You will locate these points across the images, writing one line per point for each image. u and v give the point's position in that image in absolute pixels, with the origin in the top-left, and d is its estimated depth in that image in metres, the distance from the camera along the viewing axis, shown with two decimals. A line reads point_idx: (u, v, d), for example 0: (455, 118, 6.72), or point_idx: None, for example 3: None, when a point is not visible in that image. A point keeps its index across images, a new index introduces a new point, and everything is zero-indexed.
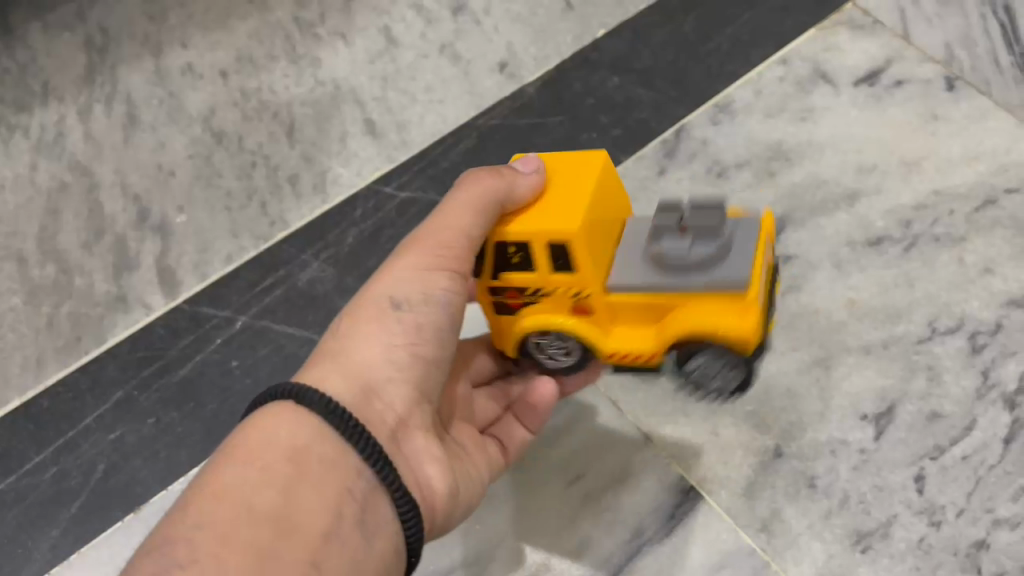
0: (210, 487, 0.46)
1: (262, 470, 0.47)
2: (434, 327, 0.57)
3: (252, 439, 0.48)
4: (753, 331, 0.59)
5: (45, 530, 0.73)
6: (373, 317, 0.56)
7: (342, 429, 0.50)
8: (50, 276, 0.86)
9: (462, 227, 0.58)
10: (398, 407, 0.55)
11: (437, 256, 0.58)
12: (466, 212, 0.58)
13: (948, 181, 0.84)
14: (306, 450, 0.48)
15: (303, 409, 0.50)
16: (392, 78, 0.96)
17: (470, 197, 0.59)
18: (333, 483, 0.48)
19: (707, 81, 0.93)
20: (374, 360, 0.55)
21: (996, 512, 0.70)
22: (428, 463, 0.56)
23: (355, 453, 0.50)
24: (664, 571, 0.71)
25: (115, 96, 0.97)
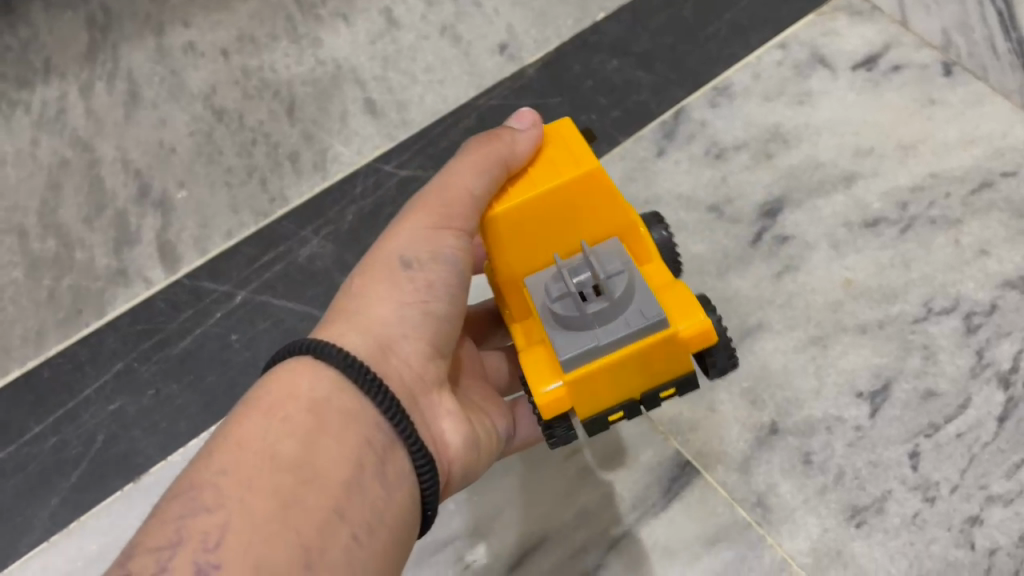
0: (232, 439, 0.46)
1: (283, 421, 0.46)
2: (446, 284, 0.58)
3: (270, 391, 0.48)
4: (556, 408, 0.52)
5: (45, 499, 0.75)
6: (385, 276, 0.56)
7: (360, 381, 0.50)
8: (51, 250, 0.86)
9: (467, 184, 0.56)
10: (412, 363, 0.55)
11: (441, 214, 0.57)
12: (472, 170, 0.56)
13: (944, 164, 0.84)
14: (325, 403, 0.48)
15: (321, 361, 0.50)
16: (393, 59, 0.96)
17: (476, 155, 0.57)
18: (353, 433, 0.47)
19: (706, 64, 0.94)
20: (386, 318, 0.55)
21: (989, 488, 0.70)
22: (443, 418, 0.57)
23: (374, 405, 0.50)
24: (660, 542, 0.72)
25: (116, 74, 0.97)
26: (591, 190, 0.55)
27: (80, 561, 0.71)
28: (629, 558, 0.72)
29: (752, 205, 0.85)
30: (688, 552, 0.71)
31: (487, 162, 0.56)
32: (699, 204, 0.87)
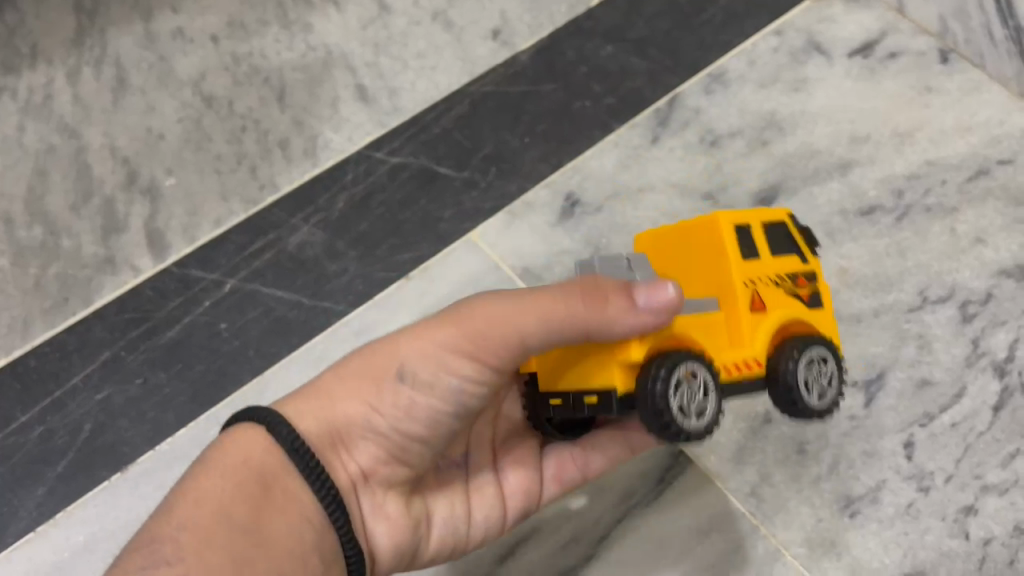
0: (189, 493, 0.48)
1: (236, 485, 0.48)
2: (430, 409, 0.55)
3: (230, 455, 0.50)
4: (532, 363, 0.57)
5: (31, 489, 0.75)
6: (374, 377, 0.55)
7: (301, 466, 0.51)
8: (38, 238, 0.85)
9: (520, 327, 0.51)
10: (364, 468, 0.56)
11: (464, 341, 0.53)
12: (534, 315, 0.51)
13: (940, 152, 0.83)
14: (274, 476, 0.50)
15: (272, 439, 0.51)
16: (384, 44, 0.94)
17: (550, 305, 0.50)
18: (295, 513, 0.49)
19: (701, 50, 0.92)
20: (351, 422, 0.55)
21: (984, 478, 0.71)
22: (382, 521, 0.57)
23: (311, 492, 0.51)
24: (653, 533, 0.72)
25: (104, 59, 0.95)
26: (708, 231, 0.53)
27: (67, 552, 0.72)
28: (622, 549, 0.72)
29: (747, 191, 0.84)
30: (683, 543, 0.71)
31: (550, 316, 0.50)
32: (694, 191, 0.85)
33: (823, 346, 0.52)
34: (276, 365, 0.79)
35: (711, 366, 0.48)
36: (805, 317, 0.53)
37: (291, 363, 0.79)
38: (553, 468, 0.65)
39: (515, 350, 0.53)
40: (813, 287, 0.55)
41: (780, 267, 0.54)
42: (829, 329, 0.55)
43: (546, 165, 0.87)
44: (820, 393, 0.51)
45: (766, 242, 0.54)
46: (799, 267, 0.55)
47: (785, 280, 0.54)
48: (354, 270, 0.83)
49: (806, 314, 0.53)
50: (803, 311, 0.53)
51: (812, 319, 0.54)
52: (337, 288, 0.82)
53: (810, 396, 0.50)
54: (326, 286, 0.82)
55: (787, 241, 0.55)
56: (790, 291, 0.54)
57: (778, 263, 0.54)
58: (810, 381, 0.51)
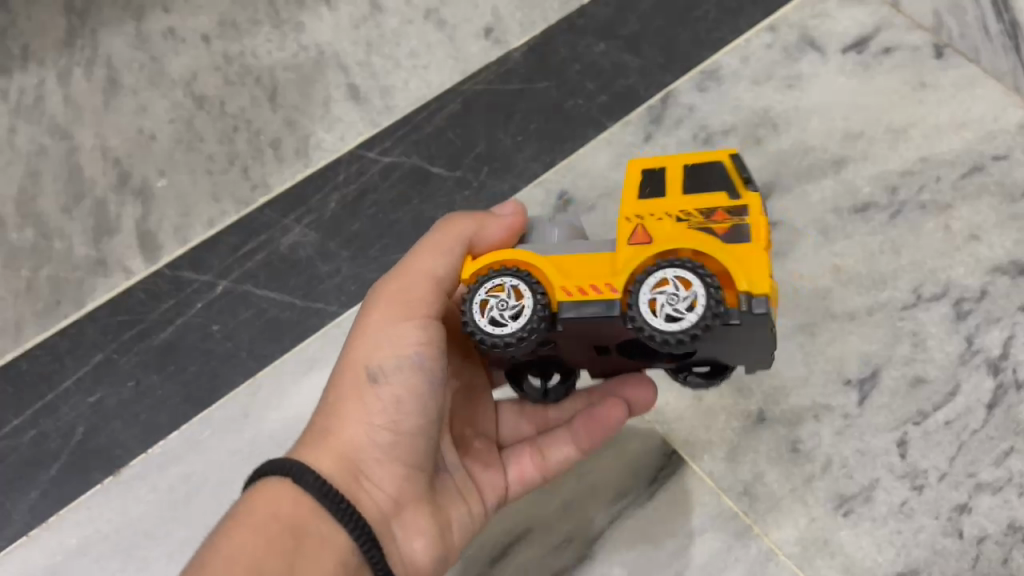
0: (219, 551, 0.48)
1: (270, 542, 0.48)
2: (415, 397, 0.55)
3: (260, 511, 0.50)
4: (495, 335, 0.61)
5: (25, 492, 0.75)
6: (354, 391, 0.55)
7: (334, 510, 0.52)
8: (29, 240, 0.85)
9: (429, 268, 0.58)
10: (386, 489, 0.55)
11: (399, 307, 0.57)
12: (433, 253, 0.58)
13: (934, 148, 0.83)
14: (304, 524, 0.50)
15: (301, 488, 0.51)
16: (376, 43, 0.94)
17: (441, 235, 0.59)
18: (330, 558, 0.50)
19: (694, 46, 0.92)
20: (356, 441, 0.55)
21: (977, 476, 0.70)
22: (414, 537, 0.57)
23: (346, 532, 0.52)
24: (646, 533, 0.72)
25: (95, 59, 0.94)
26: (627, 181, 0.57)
27: (60, 555, 0.72)
28: (615, 549, 0.72)
29: None
30: (675, 542, 0.71)
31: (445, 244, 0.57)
32: None
33: (690, 270, 0.46)
34: (268, 367, 0.79)
35: (531, 281, 0.50)
36: (708, 246, 0.49)
37: (285, 363, 0.78)
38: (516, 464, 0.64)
39: (438, 292, 0.57)
40: (737, 220, 0.51)
41: (688, 203, 0.53)
42: (753, 261, 0.48)
43: (538, 163, 0.87)
44: (681, 314, 0.46)
45: (679, 186, 0.54)
46: (720, 201, 0.52)
47: (691, 215, 0.51)
48: (346, 271, 0.83)
49: (710, 241, 0.49)
50: (704, 237, 0.49)
51: (711, 246, 0.49)
52: (330, 288, 0.82)
53: (660, 317, 0.46)
54: (318, 287, 0.82)
55: (713, 181, 0.54)
56: (700, 225, 0.51)
57: (692, 201, 0.53)
58: (663, 305, 0.46)
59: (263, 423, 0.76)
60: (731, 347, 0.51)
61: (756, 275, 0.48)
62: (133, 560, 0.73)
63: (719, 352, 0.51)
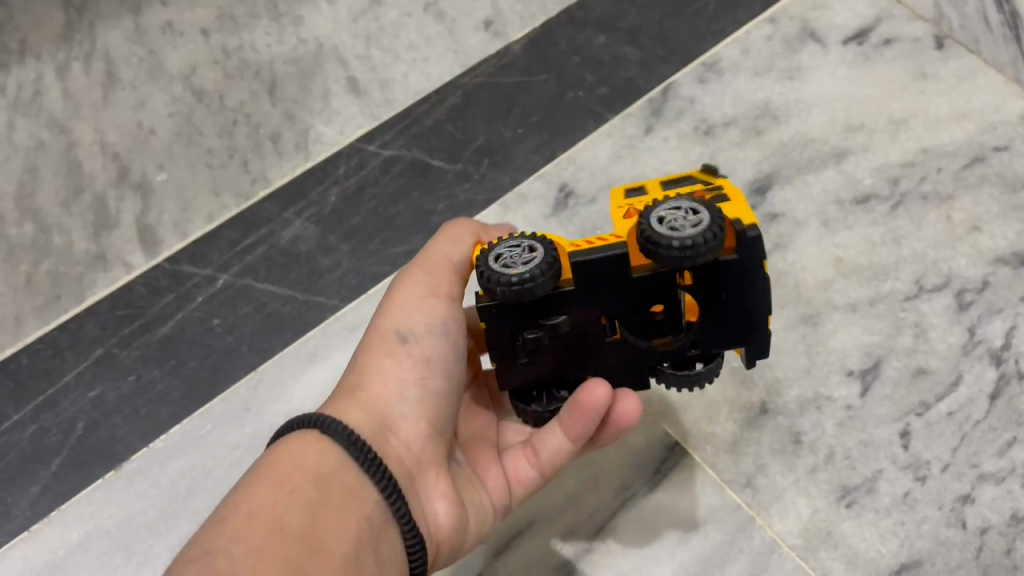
0: (243, 500, 0.46)
1: (292, 492, 0.47)
2: (443, 360, 0.59)
3: (282, 465, 0.49)
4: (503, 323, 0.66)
5: (26, 487, 0.75)
6: (384, 352, 0.58)
7: (361, 460, 0.51)
8: (28, 234, 0.85)
9: (448, 256, 0.64)
10: (413, 445, 0.56)
11: (424, 284, 0.61)
12: (449, 245, 0.64)
13: (936, 139, 0.83)
14: (328, 478, 0.49)
15: (326, 440, 0.51)
16: (375, 37, 0.94)
17: (454, 234, 0.66)
18: (354, 509, 0.48)
19: (693, 38, 0.91)
20: (388, 397, 0.56)
21: (980, 467, 0.70)
22: (437, 499, 0.55)
23: (371, 485, 0.50)
24: (649, 525, 0.72)
25: (94, 54, 0.94)
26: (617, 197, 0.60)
27: (61, 550, 0.72)
28: (617, 541, 0.71)
29: (741, 180, 0.84)
30: (678, 534, 0.71)
31: (456, 243, 0.65)
32: None
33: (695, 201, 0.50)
34: (269, 361, 0.78)
35: (545, 241, 0.53)
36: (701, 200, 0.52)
37: (286, 358, 0.78)
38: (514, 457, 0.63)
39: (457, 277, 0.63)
40: (718, 189, 0.54)
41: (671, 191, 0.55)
42: (742, 207, 0.52)
43: (539, 156, 0.87)
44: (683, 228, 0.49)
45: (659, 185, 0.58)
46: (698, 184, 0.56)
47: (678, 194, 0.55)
48: (347, 264, 0.83)
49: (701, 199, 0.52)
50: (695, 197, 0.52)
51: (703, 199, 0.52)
52: (330, 281, 0.82)
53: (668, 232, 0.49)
54: (319, 281, 0.82)
55: (689, 179, 0.58)
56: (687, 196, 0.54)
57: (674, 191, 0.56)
58: (672, 221, 0.49)
59: (264, 416, 0.76)
60: (721, 307, 0.53)
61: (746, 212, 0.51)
62: (135, 555, 0.71)
63: (725, 302, 0.53)
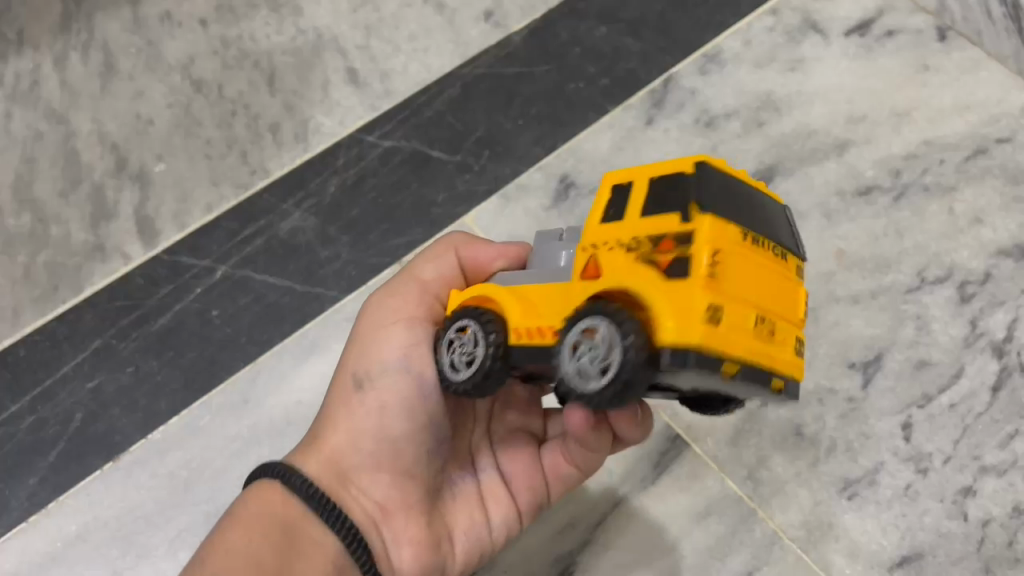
0: (217, 547, 0.50)
1: (262, 538, 0.50)
2: (403, 402, 0.57)
3: (254, 510, 0.52)
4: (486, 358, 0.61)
5: (23, 478, 0.75)
6: (343, 397, 0.58)
7: (319, 511, 0.54)
8: (27, 225, 0.84)
9: (420, 275, 0.61)
10: (375, 491, 0.57)
11: (390, 312, 0.60)
12: (427, 262, 0.62)
13: (938, 131, 0.82)
14: (294, 524, 0.52)
15: (288, 489, 0.54)
16: (375, 27, 0.93)
17: (437, 247, 0.63)
18: (318, 555, 0.52)
19: (696, 30, 0.91)
20: (346, 446, 0.57)
21: (983, 459, 0.70)
22: (404, 543, 0.57)
23: (331, 534, 0.53)
24: (649, 518, 0.72)
25: (91, 44, 0.93)
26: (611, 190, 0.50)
27: (60, 542, 0.73)
28: (617, 534, 0.71)
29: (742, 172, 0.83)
30: (678, 528, 0.71)
31: (439, 256, 0.62)
32: None
33: (599, 319, 0.42)
34: (268, 352, 0.78)
35: (482, 320, 0.50)
36: (642, 290, 0.42)
37: (286, 348, 0.79)
38: (551, 459, 0.63)
39: (426, 297, 0.60)
40: (682, 252, 0.42)
41: (643, 230, 0.45)
42: (685, 308, 0.41)
43: (539, 147, 0.86)
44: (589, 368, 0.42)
45: (641, 203, 0.46)
46: (672, 226, 0.44)
47: (643, 243, 0.44)
48: (346, 256, 0.83)
49: (648, 283, 0.42)
50: (642, 280, 0.43)
51: (647, 287, 0.42)
52: (329, 273, 0.82)
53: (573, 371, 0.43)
54: (318, 272, 0.82)
55: (674, 197, 0.45)
56: (647, 257, 0.44)
57: (650, 225, 0.45)
58: (582, 358, 0.43)
59: (263, 408, 0.76)
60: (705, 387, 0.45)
61: (683, 329, 0.41)
62: (133, 547, 0.73)
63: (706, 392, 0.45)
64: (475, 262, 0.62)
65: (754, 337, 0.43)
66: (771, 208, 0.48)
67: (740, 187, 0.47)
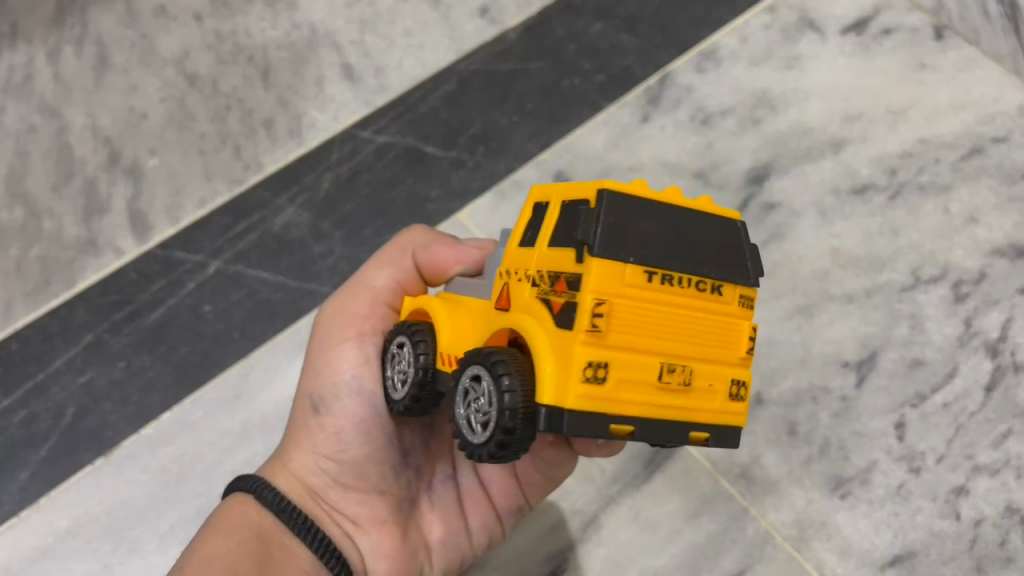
0: (195, 554, 0.51)
1: (240, 542, 0.51)
2: (357, 423, 0.57)
3: (233, 518, 0.53)
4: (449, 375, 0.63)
5: (14, 473, 0.75)
6: (304, 418, 0.59)
7: (293, 524, 0.55)
8: (19, 220, 0.83)
9: (371, 284, 0.61)
10: (346, 509, 0.58)
11: (341, 325, 0.60)
12: (378, 268, 0.61)
13: (934, 130, 0.82)
14: (269, 536, 0.53)
15: (261, 504, 0.55)
16: (371, 22, 0.91)
17: (389, 250, 0.62)
18: (293, 564, 0.53)
19: (693, 26, 0.90)
20: (311, 467, 0.58)
21: (975, 458, 0.71)
22: (379, 558, 0.58)
23: (305, 545, 0.54)
24: (641, 516, 0.71)
25: (85, 38, 0.91)
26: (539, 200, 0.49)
27: (51, 536, 0.73)
28: (608, 530, 0.71)
29: (737, 170, 0.83)
30: (670, 526, 0.71)
31: (391, 261, 0.61)
32: (684, 169, 0.84)
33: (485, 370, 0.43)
34: (261, 348, 0.79)
35: (415, 337, 0.52)
36: (531, 335, 0.43)
37: (279, 343, 0.79)
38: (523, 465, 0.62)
39: (377, 307, 0.60)
40: (571, 298, 0.42)
41: (546, 262, 0.45)
42: (567, 363, 0.41)
43: (534, 144, 0.87)
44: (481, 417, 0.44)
45: (551, 231, 0.46)
46: (568, 265, 0.43)
47: (543, 279, 0.44)
48: (339, 252, 0.83)
49: (538, 331, 0.43)
50: (534, 325, 0.43)
51: (536, 333, 0.43)
52: (323, 269, 0.82)
53: (471, 419, 0.45)
54: (312, 267, 0.82)
55: (575, 230, 0.44)
56: (545, 296, 0.44)
57: (553, 256, 0.45)
58: (471, 405, 0.45)
59: (256, 404, 0.77)
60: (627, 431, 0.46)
61: (561, 389, 0.41)
62: (124, 542, 0.73)
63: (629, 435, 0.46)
64: (431, 262, 0.62)
65: (654, 390, 0.43)
66: (706, 231, 0.47)
67: (659, 211, 0.45)
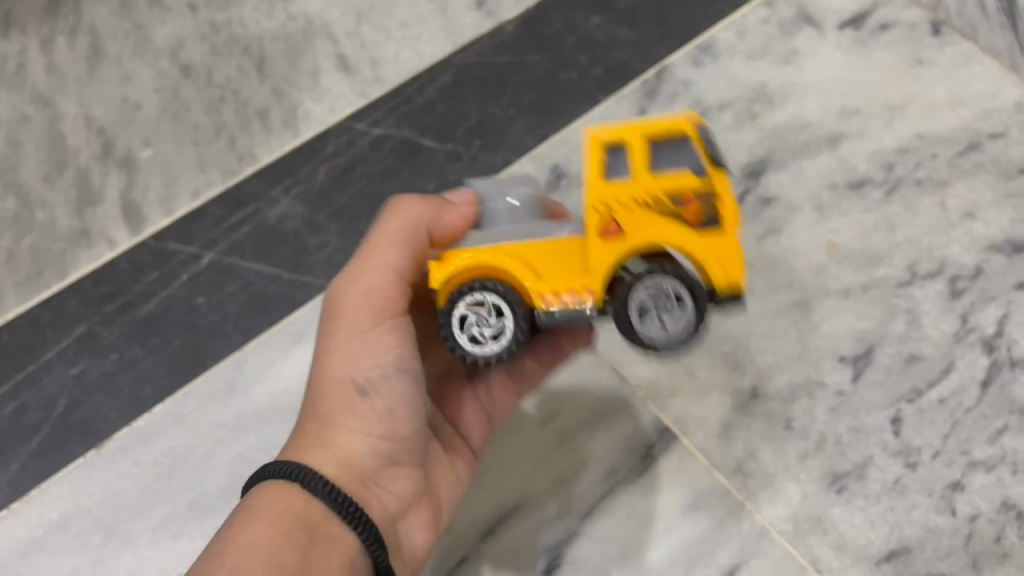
0: (238, 542, 0.51)
1: (285, 533, 0.51)
2: (404, 406, 0.57)
3: (276, 504, 0.52)
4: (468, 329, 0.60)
5: (5, 464, 0.75)
6: (343, 405, 0.56)
7: (346, 516, 0.53)
8: (11, 210, 0.83)
9: (390, 261, 0.57)
10: (389, 491, 0.58)
11: (371, 304, 0.56)
12: (393, 245, 0.57)
13: (932, 125, 0.82)
14: (313, 523, 0.52)
15: (309, 492, 0.53)
16: (366, 14, 0.91)
17: (398, 221, 0.58)
18: (338, 552, 0.52)
19: (690, 20, 0.90)
20: (357, 454, 0.56)
21: (971, 454, 0.70)
22: (416, 531, 0.60)
23: (354, 535, 0.53)
24: (637, 510, 0.71)
25: (79, 28, 0.90)
26: None
27: (42, 528, 0.73)
28: (605, 524, 0.71)
29: (734, 163, 0.83)
30: (667, 519, 0.70)
31: (403, 236, 0.57)
32: None
33: None
34: (255, 340, 0.78)
35: None
36: None
37: (272, 337, 0.78)
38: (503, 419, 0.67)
39: (401, 286, 0.57)
40: None
41: None
42: None
43: (531, 137, 0.86)
44: None
45: None
46: None
47: None
48: (334, 245, 0.82)
49: None
50: None
51: None
52: (318, 261, 0.81)
53: None
54: (306, 259, 0.81)
55: None
56: None
57: None
58: None
59: (250, 396, 0.76)
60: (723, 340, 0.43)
61: None
62: (116, 535, 0.73)
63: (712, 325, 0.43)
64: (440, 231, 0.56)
65: None
66: None
67: None
